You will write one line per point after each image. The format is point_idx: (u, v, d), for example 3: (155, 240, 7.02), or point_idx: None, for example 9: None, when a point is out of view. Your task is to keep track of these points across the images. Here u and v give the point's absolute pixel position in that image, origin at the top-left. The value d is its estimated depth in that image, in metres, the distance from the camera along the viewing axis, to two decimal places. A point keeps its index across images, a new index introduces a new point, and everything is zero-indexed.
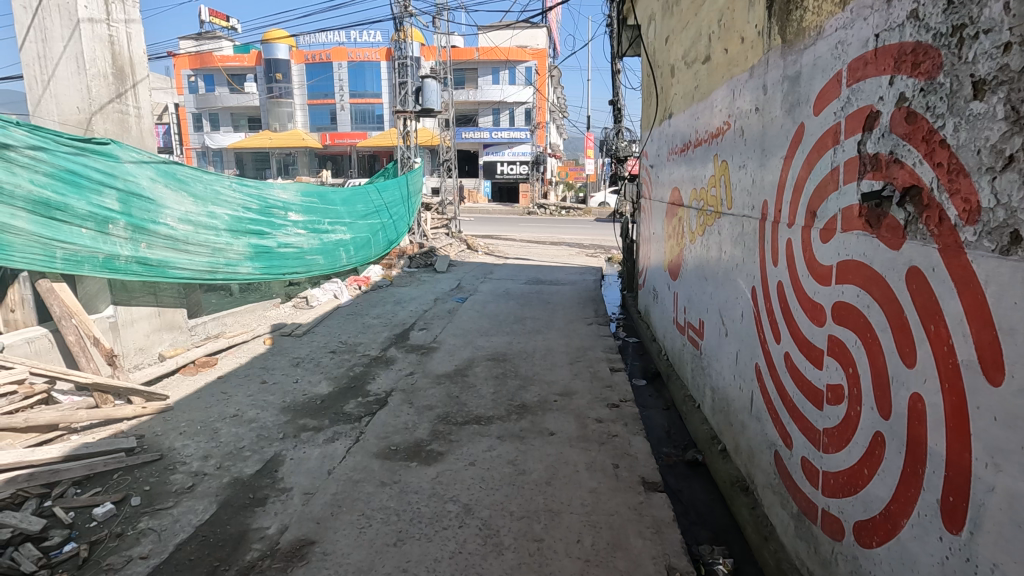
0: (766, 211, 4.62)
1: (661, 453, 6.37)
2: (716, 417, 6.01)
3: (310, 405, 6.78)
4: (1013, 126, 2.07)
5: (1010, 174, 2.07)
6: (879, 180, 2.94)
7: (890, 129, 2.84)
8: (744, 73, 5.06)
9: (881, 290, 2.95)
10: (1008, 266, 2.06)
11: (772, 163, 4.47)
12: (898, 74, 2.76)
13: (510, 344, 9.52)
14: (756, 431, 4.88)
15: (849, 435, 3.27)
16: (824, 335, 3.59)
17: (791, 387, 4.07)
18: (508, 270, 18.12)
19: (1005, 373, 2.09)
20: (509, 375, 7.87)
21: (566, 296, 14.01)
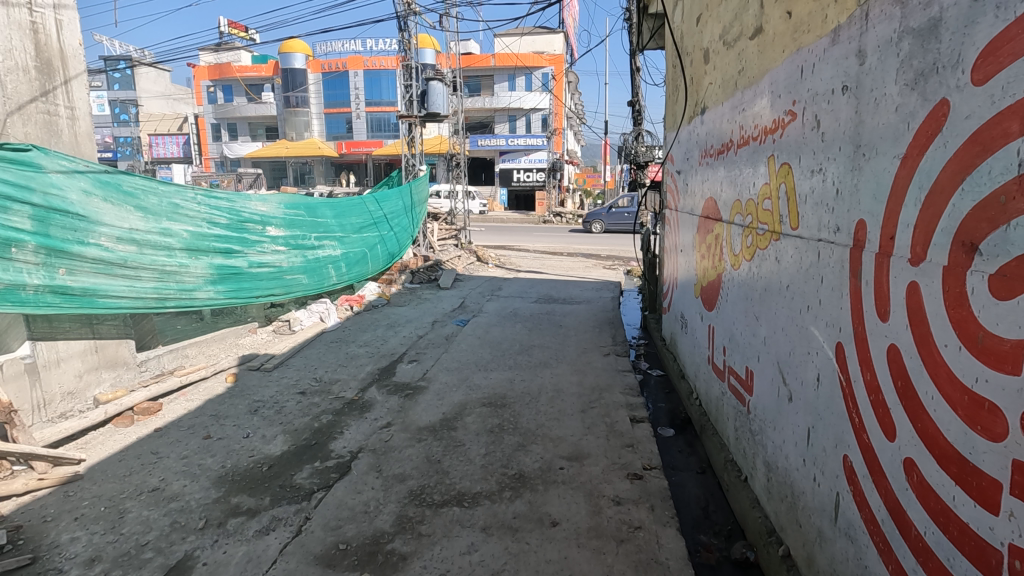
0: (861, 236, 3.13)
1: (698, 544, 4.88)
2: (774, 506, 4.49)
3: (252, 474, 5.41)
4: None
5: None
6: None
7: None
8: (822, 39, 3.59)
9: None
10: None
11: (875, 164, 2.99)
12: None
13: (512, 382, 8.10)
14: (843, 552, 3.37)
15: None
16: (1002, 458, 2.10)
17: (922, 518, 2.59)
18: (519, 285, 16.69)
19: None
20: (506, 429, 6.45)
21: (580, 319, 12.52)
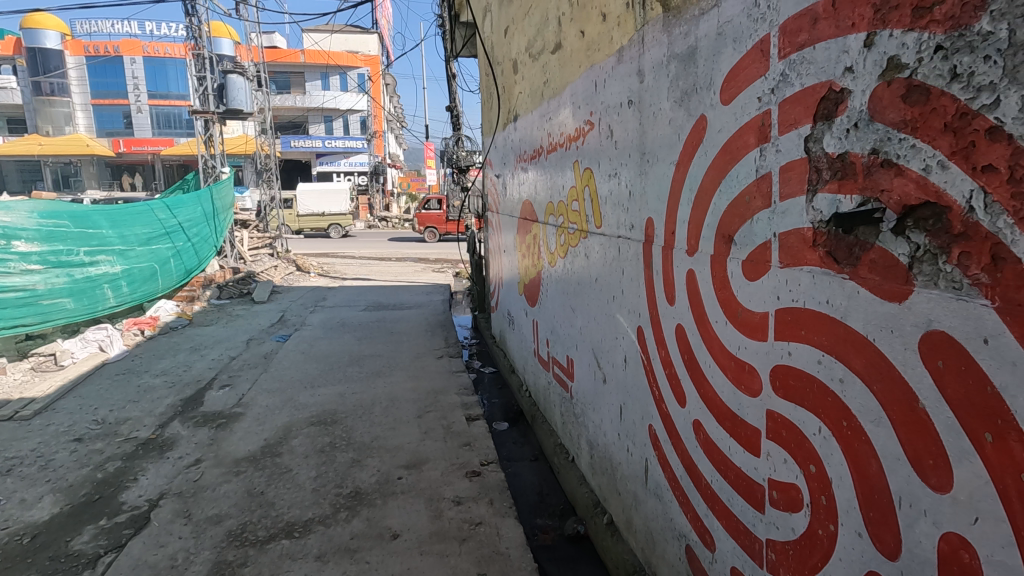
0: (651, 231, 3.58)
1: (536, 528, 5.16)
2: (598, 480, 4.92)
3: (4, 553, 4.31)
4: None
5: None
6: (852, 195, 1.96)
7: (871, 117, 1.86)
8: (610, 57, 4.03)
9: (864, 361, 1.96)
10: None
11: (658, 169, 3.43)
12: (882, 29, 1.78)
13: (342, 396, 7.68)
14: (654, 510, 3.83)
15: (814, 561, 2.27)
16: (760, 410, 2.57)
17: (709, 469, 3.06)
18: (346, 294, 15.92)
19: None
20: (339, 446, 6.09)
21: (411, 323, 12.38)
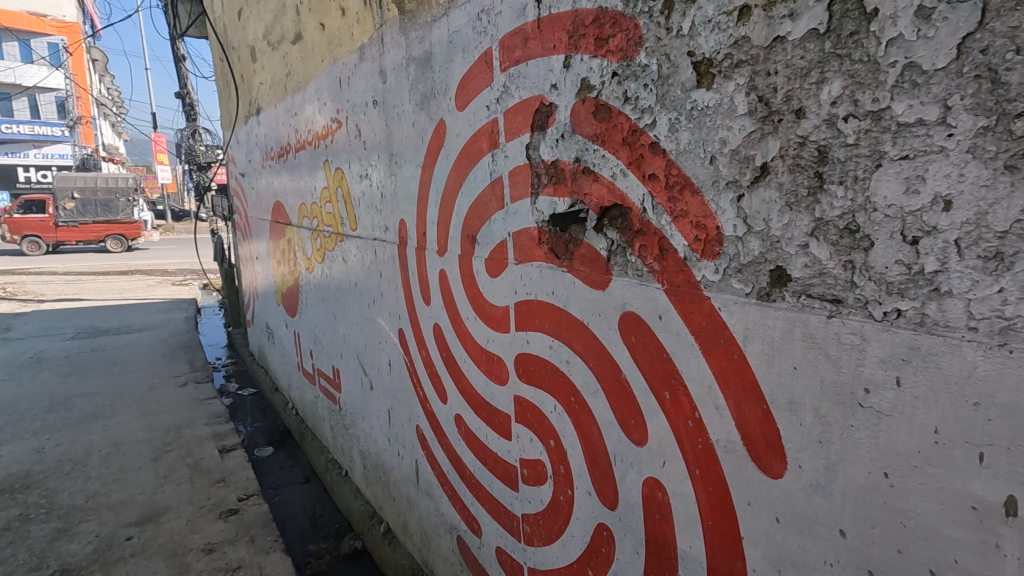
0: (404, 233, 3.58)
1: (308, 555, 4.77)
2: (372, 490, 4.77)
3: None
4: (759, 124, 1.52)
5: (762, 190, 1.54)
6: (564, 197, 2.22)
7: (572, 129, 2.13)
8: (351, 54, 3.91)
9: (583, 342, 2.25)
10: (777, 317, 1.55)
11: (406, 171, 3.44)
12: (575, 53, 2.06)
13: (39, 451, 6.02)
14: (427, 509, 3.86)
15: (558, 525, 2.53)
16: (509, 396, 2.76)
17: (471, 459, 3.19)
18: (43, 320, 12.57)
19: (790, 461, 1.56)
20: (33, 517, 4.75)
21: (143, 349, 10.37)
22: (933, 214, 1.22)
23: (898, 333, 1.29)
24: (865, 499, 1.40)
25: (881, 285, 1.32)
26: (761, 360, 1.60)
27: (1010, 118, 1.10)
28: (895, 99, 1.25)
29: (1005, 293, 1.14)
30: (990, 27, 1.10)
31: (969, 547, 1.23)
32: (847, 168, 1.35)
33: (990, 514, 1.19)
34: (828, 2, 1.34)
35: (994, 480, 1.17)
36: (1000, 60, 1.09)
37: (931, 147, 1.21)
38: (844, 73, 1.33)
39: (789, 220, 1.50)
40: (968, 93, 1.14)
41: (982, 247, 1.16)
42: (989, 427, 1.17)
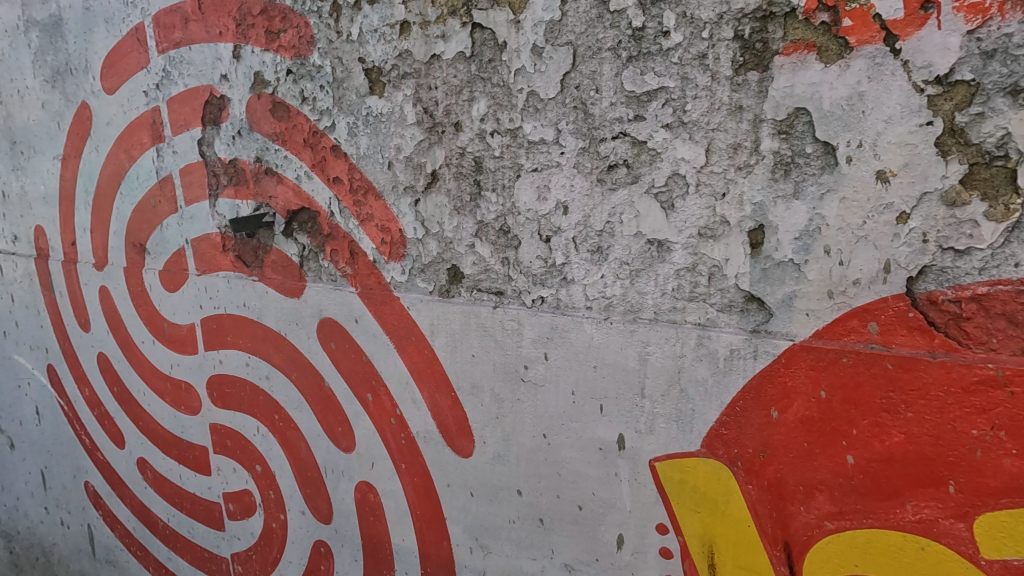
0: (41, 243, 2.81)
1: None
2: None
3: None
4: (426, 134, 1.64)
5: (435, 196, 1.68)
6: (247, 200, 2.04)
7: (249, 126, 1.96)
8: None
9: (282, 355, 2.10)
10: (456, 311, 1.70)
11: (36, 164, 2.70)
12: (244, 44, 1.90)
13: None
14: None
15: (273, 555, 2.32)
16: (204, 426, 2.42)
17: (162, 508, 2.70)
18: None
19: (476, 439, 1.74)
20: None
21: None
22: (557, 217, 1.50)
23: (543, 316, 1.57)
24: (532, 459, 1.65)
25: (529, 277, 1.58)
26: (447, 351, 1.74)
27: (596, 142, 1.41)
28: (524, 120, 1.48)
29: (605, 278, 1.47)
30: (578, 69, 1.39)
31: (600, 480, 1.55)
32: (497, 177, 1.56)
33: (609, 450, 1.53)
34: (470, 30, 1.51)
35: (610, 423, 1.52)
36: (587, 95, 1.39)
37: (551, 162, 1.47)
38: (487, 95, 1.52)
39: (458, 222, 1.66)
40: (570, 120, 1.43)
41: (588, 243, 1.47)
42: (603, 383, 1.51)
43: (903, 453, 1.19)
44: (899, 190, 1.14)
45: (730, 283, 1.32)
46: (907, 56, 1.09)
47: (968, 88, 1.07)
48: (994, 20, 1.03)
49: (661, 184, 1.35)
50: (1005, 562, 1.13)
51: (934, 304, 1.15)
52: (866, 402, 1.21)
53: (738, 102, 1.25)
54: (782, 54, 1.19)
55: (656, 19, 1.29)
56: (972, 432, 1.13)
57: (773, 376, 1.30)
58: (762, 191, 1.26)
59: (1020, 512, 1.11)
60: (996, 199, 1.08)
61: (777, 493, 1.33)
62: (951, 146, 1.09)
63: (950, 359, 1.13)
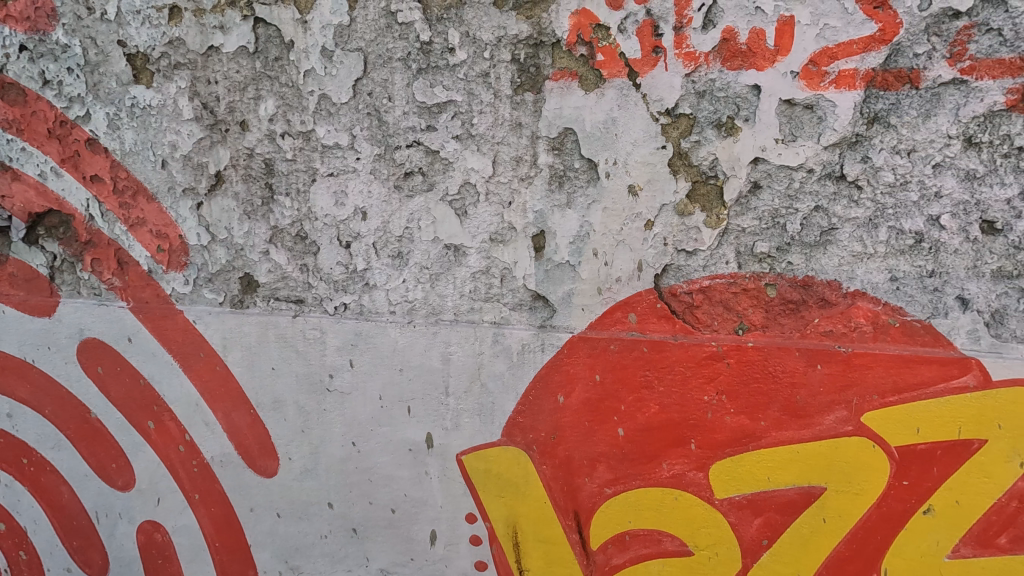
0: None
1: None
2: None
3: None
4: (207, 131, 1.52)
5: (220, 198, 1.55)
6: None
7: None
8: None
9: (28, 386, 1.75)
10: (251, 322, 1.59)
11: None
12: None
13: None
14: None
15: None
16: None
17: None
18: None
19: (280, 457, 1.64)
20: None
21: None
22: (356, 223, 1.50)
23: (346, 322, 1.55)
24: (342, 469, 1.61)
25: (330, 283, 1.54)
26: (242, 366, 1.62)
27: (392, 149, 1.45)
28: (317, 123, 1.46)
29: (406, 282, 1.51)
30: (370, 76, 1.42)
31: (411, 480, 1.58)
32: (291, 181, 1.51)
33: (419, 450, 1.57)
34: (252, 24, 1.44)
35: (418, 423, 1.55)
36: (380, 103, 1.43)
37: (347, 167, 1.48)
38: (275, 94, 1.47)
39: (249, 228, 1.55)
40: (364, 126, 1.45)
41: (389, 248, 1.50)
42: (410, 385, 1.54)
43: (659, 422, 1.43)
44: (645, 201, 1.36)
45: (520, 283, 1.45)
46: (645, 90, 1.32)
47: (688, 119, 1.32)
48: (702, 67, 1.29)
49: (454, 192, 1.44)
50: (732, 498, 1.41)
51: (674, 296, 1.40)
52: (631, 381, 1.43)
53: (518, 119, 1.39)
54: (550, 79, 1.36)
55: (442, 36, 1.38)
56: (704, 397, 1.40)
57: (558, 365, 1.46)
58: (542, 200, 1.41)
59: (739, 457, 1.40)
60: (712, 210, 1.34)
61: (567, 470, 1.49)
62: (679, 166, 1.34)
63: (687, 340, 1.39)
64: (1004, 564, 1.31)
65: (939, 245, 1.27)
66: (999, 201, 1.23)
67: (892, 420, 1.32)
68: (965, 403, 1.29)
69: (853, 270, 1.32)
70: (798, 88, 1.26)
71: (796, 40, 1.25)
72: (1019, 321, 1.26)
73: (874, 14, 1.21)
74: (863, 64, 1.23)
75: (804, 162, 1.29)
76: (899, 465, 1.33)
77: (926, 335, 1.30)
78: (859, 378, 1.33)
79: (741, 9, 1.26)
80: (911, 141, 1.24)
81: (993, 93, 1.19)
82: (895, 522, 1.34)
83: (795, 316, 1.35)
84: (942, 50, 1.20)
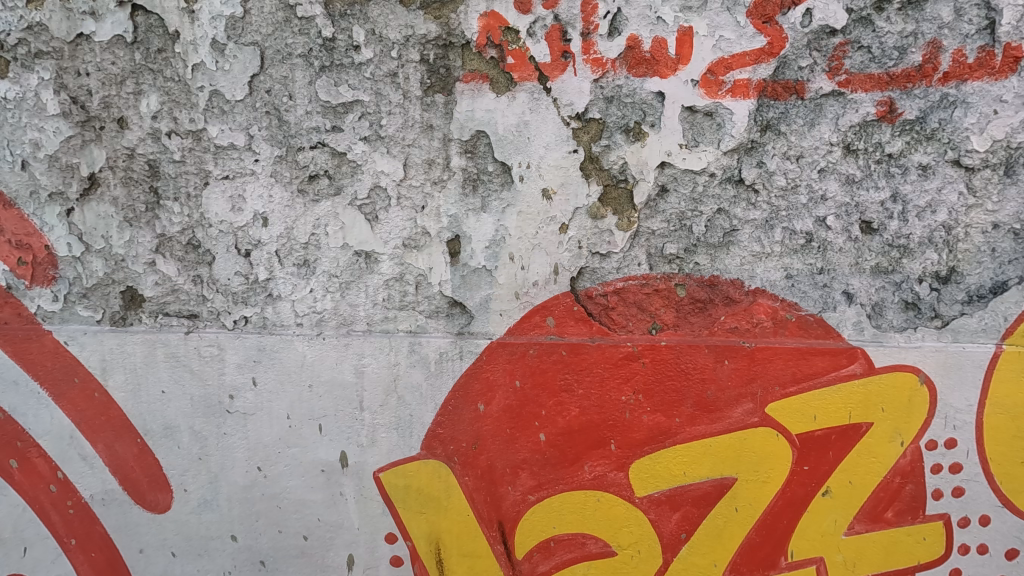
0: None
1: None
2: None
3: None
4: (78, 129, 1.36)
5: (95, 204, 1.39)
6: None
7: None
8: None
9: None
10: (135, 341, 1.44)
11: None
12: None
13: None
14: None
15: None
16: None
17: None
18: None
19: (175, 489, 1.48)
20: None
21: None
22: (256, 229, 1.39)
23: (247, 338, 1.43)
24: (246, 497, 1.48)
25: (228, 296, 1.42)
26: (126, 391, 1.45)
27: (294, 150, 1.36)
28: (208, 122, 1.35)
29: (314, 292, 1.42)
30: (268, 72, 1.33)
31: (324, 503, 1.48)
32: (179, 185, 1.38)
33: (332, 471, 1.47)
34: (130, 11, 1.31)
35: (331, 442, 1.46)
36: (279, 101, 1.34)
37: (244, 170, 1.37)
38: (159, 89, 1.34)
39: (130, 236, 1.40)
40: (263, 126, 1.35)
41: (294, 256, 1.40)
42: (321, 402, 1.45)
43: (579, 424, 1.43)
44: (559, 205, 1.37)
45: (436, 290, 1.41)
46: (556, 94, 1.33)
47: (598, 124, 1.35)
48: (609, 73, 1.32)
49: (363, 196, 1.38)
50: (650, 495, 1.44)
51: (590, 298, 1.41)
52: (550, 385, 1.42)
53: (429, 121, 1.35)
54: (461, 81, 1.33)
55: (346, 32, 1.32)
56: (623, 398, 1.42)
57: (477, 372, 1.43)
58: (456, 204, 1.38)
59: (656, 455, 1.43)
60: (623, 213, 1.37)
61: (490, 479, 1.46)
62: (591, 170, 1.36)
63: (604, 342, 1.40)
64: (891, 535, 1.42)
65: (826, 244, 1.37)
66: (875, 203, 1.35)
67: (792, 410, 1.40)
68: (853, 389, 1.40)
69: (753, 268, 1.39)
70: (698, 96, 1.32)
71: (695, 50, 1.31)
72: (895, 311, 1.38)
73: (763, 28, 1.29)
74: (755, 74, 1.31)
75: (707, 166, 1.35)
76: (800, 452, 1.41)
77: (819, 328, 1.39)
78: (762, 371, 1.40)
79: (644, 18, 1.30)
80: (800, 148, 1.33)
81: (866, 104, 1.31)
82: (799, 505, 1.42)
83: (703, 315, 1.41)
84: (823, 64, 1.30)
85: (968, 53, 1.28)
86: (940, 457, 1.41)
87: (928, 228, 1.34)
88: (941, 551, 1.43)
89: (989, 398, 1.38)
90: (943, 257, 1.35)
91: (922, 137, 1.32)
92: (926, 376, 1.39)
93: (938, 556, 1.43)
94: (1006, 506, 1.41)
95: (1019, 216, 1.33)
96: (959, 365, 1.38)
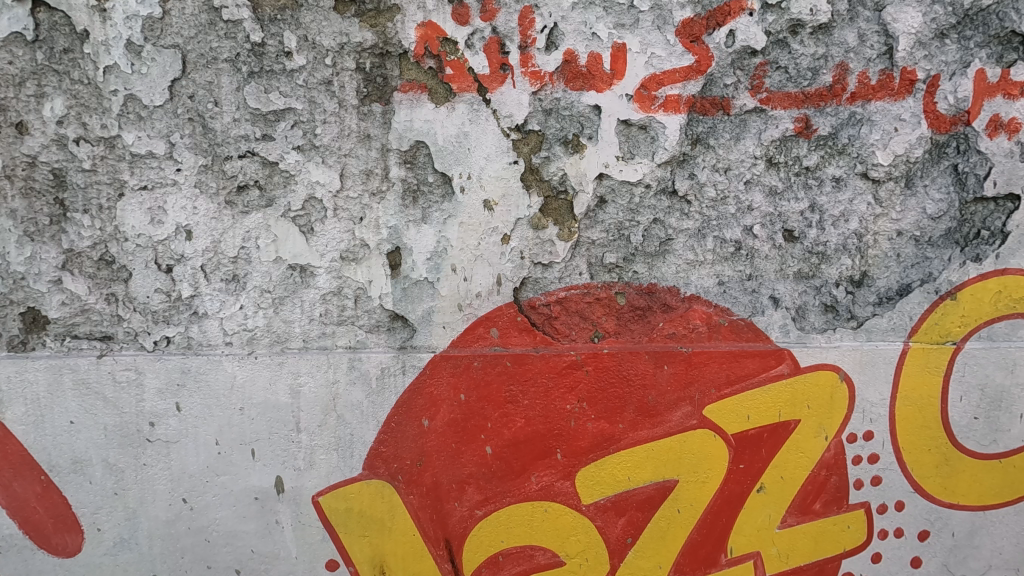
0: None
1: None
2: None
3: None
4: None
5: None
6: None
7: None
8: None
9: None
10: (37, 368, 1.30)
11: None
12: None
13: None
14: None
15: None
16: None
17: None
18: None
19: (86, 529, 1.35)
20: None
21: None
22: (178, 243, 1.30)
23: (169, 360, 1.33)
24: (169, 533, 1.37)
25: (146, 315, 1.32)
26: (27, 425, 1.31)
27: (220, 159, 1.29)
28: (123, 128, 1.26)
29: (244, 309, 1.34)
30: (190, 77, 1.26)
31: (258, 533, 1.39)
32: (89, 196, 1.27)
33: (267, 498, 1.39)
34: (30, 7, 1.20)
35: (265, 468, 1.38)
36: (204, 108, 1.27)
37: (164, 180, 1.28)
38: (65, 92, 1.23)
39: (32, 252, 1.27)
40: (185, 133, 1.27)
41: (222, 271, 1.32)
42: (253, 426, 1.36)
43: (525, 435, 1.42)
44: (500, 216, 1.37)
45: (376, 304, 1.37)
46: (495, 106, 1.34)
47: (538, 136, 1.36)
48: (547, 86, 1.34)
49: (297, 208, 1.32)
50: (597, 502, 1.45)
51: (533, 308, 1.42)
52: (496, 397, 1.41)
53: (366, 130, 1.32)
54: (399, 90, 1.31)
55: (276, 38, 1.27)
56: (568, 406, 1.42)
57: (421, 387, 1.39)
58: (395, 216, 1.35)
59: (601, 461, 1.45)
60: (564, 224, 1.39)
61: (435, 497, 1.42)
62: (531, 181, 1.37)
63: (548, 352, 1.41)
64: (819, 526, 1.51)
65: (754, 252, 1.45)
66: (795, 213, 1.44)
67: (727, 411, 1.46)
68: (782, 389, 1.47)
69: (688, 276, 1.45)
70: (632, 110, 1.36)
71: (629, 66, 1.35)
72: (817, 314, 1.47)
73: (691, 47, 1.35)
74: (684, 91, 1.37)
75: (643, 178, 1.39)
76: (736, 451, 1.47)
77: (749, 331, 1.46)
78: (699, 375, 1.45)
79: (580, 34, 1.33)
80: (728, 161, 1.40)
81: (785, 120, 1.40)
82: (735, 503, 1.48)
83: (642, 322, 1.44)
84: (745, 82, 1.38)
85: (871, 75, 1.39)
86: (859, 449, 1.51)
87: (843, 236, 1.45)
88: (863, 538, 1.52)
89: (900, 391, 1.50)
90: (856, 262, 1.46)
91: (834, 151, 1.42)
92: (845, 373, 1.48)
93: (860, 542, 1.52)
94: (917, 492, 1.53)
95: (919, 224, 1.45)
96: (873, 362, 1.49)
